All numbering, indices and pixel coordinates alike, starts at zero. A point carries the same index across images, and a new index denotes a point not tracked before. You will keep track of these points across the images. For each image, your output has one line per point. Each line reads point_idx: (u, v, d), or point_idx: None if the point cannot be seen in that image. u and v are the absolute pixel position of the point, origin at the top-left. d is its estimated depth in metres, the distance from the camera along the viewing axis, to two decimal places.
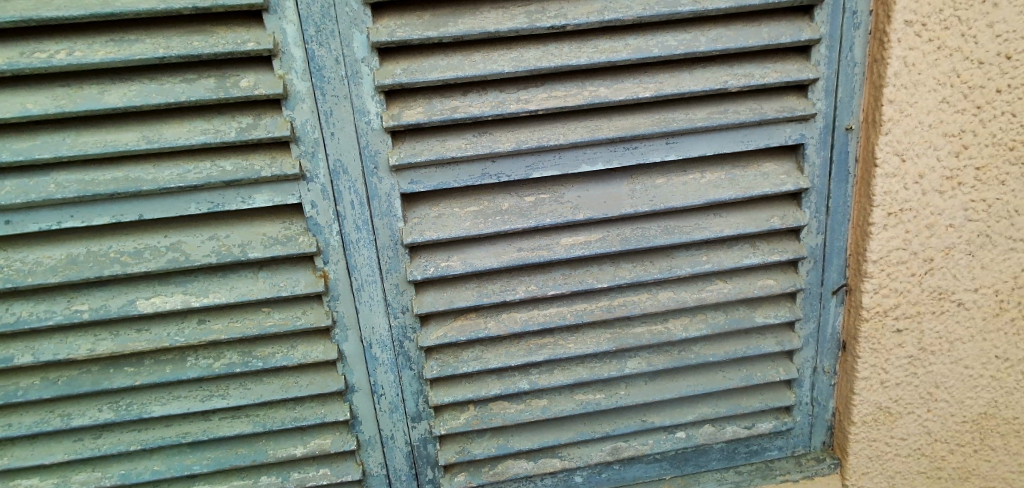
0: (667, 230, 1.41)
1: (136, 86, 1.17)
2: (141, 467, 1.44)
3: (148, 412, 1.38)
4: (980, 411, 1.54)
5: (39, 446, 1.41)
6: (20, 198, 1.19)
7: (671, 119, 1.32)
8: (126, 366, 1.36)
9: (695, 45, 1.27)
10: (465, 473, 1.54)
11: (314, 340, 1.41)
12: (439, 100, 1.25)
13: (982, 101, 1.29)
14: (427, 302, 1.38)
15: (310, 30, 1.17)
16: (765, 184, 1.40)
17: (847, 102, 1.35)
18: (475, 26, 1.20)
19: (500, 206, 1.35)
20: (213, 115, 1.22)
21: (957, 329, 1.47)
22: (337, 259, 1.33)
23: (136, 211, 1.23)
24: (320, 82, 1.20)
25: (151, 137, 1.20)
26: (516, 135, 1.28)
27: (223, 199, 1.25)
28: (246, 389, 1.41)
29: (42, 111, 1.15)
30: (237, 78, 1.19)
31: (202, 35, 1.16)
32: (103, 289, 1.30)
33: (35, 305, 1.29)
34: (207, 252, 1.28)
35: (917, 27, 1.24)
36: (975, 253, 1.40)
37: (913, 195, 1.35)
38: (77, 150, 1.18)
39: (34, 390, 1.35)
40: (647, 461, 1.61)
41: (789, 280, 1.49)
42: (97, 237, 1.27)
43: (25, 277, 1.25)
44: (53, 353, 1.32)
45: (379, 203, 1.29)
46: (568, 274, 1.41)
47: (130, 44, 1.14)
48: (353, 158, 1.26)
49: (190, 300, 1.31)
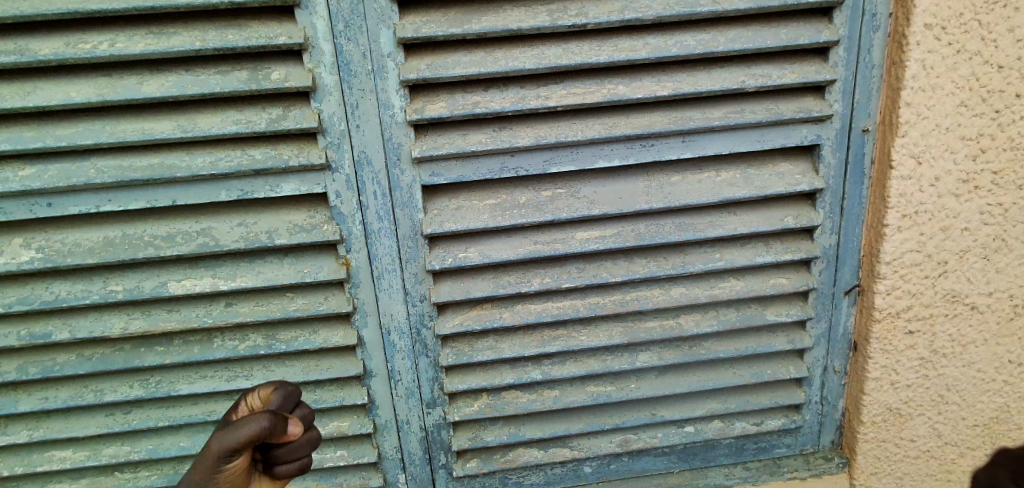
0: (681, 227, 1.43)
1: (173, 76, 1.22)
2: (168, 443, 1.51)
3: (176, 389, 1.45)
4: (992, 415, 1.55)
5: (73, 419, 1.49)
6: (61, 182, 1.25)
7: (688, 117, 1.35)
8: (156, 345, 1.42)
9: (713, 45, 1.29)
10: (477, 460, 1.59)
11: (335, 326, 1.46)
12: (460, 95, 1.29)
13: (1001, 105, 1.30)
14: (444, 292, 1.42)
15: (339, 26, 1.21)
16: (779, 183, 1.41)
17: (864, 104, 1.36)
18: (497, 23, 1.24)
19: (517, 200, 1.38)
20: (245, 106, 1.27)
21: (970, 332, 1.47)
22: (360, 247, 1.37)
23: (170, 197, 1.29)
24: (347, 77, 1.25)
25: (185, 126, 1.25)
26: (536, 130, 1.32)
27: (252, 187, 1.31)
28: (269, 370, 1.47)
29: (84, 99, 1.21)
30: (268, 71, 1.24)
31: (236, 29, 1.21)
32: (136, 271, 1.36)
33: (73, 284, 1.36)
34: (236, 238, 1.34)
35: (937, 31, 1.25)
36: (990, 257, 1.41)
37: (928, 198, 1.36)
38: (116, 137, 1.23)
39: (70, 365, 1.42)
40: (656, 454, 1.63)
41: (801, 279, 1.50)
42: (132, 221, 1.33)
43: (65, 258, 1.31)
44: (88, 331, 1.38)
45: (401, 194, 1.34)
46: (582, 268, 1.44)
47: (168, 36, 1.19)
48: (377, 151, 1.30)
49: (219, 283, 1.37)
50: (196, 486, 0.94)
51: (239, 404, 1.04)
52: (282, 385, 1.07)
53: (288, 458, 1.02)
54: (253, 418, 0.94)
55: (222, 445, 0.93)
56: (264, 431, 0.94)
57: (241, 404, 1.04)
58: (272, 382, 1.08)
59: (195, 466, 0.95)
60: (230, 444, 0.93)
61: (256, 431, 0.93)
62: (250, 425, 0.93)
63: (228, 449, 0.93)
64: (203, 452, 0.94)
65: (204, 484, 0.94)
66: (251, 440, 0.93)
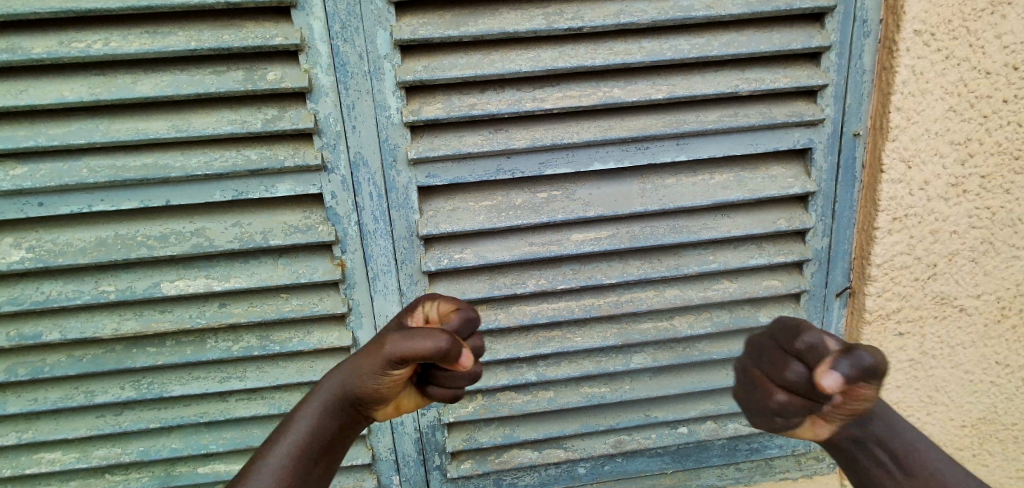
0: (675, 229, 1.44)
1: (168, 76, 1.22)
2: (160, 445, 1.50)
3: (168, 391, 1.44)
4: (979, 415, 1.59)
5: (62, 421, 1.47)
6: (53, 181, 1.24)
7: (683, 121, 1.36)
8: (148, 346, 1.41)
9: (708, 49, 1.31)
10: (472, 461, 1.59)
11: (329, 327, 1.46)
12: (457, 97, 1.30)
13: (989, 110, 1.32)
14: (439, 293, 1.42)
15: (336, 27, 1.21)
16: (772, 186, 1.43)
17: (855, 108, 1.38)
18: (494, 26, 1.24)
19: (513, 201, 1.38)
20: (240, 106, 1.27)
21: (958, 334, 1.50)
22: (355, 248, 1.37)
23: (164, 197, 1.28)
24: (343, 77, 1.25)
25: (180, 126, 1.25)
26: (532, 132, 1.33)
27: (247, 187, 1.30)
28: (262, 372, 1.46)
29: (78, 98, 1.20)
30: (264, 71, 1.24)
31: (232, 30, 1.21)
32: (129, 272, 1.35)
33: (65, 285, 1.35)
34: (230, 238, 1.33)
35: (926, 37, 1.27)
36: (979, 260, 1.43)
37: (918, 201, 1.38)
38: (109, 137, 1.23)
39: (60, 367, 1.40)
40: (650, 455, 1.64)
41: (793, 281, 1.52)
42: (124, 221, 1.32)
43: (56, 258, 1.30)
44: (79, 331, 1.37)
45: (397, 195, 1.34)
46: (577, 270, 1.45)
47: (163, 36, 1.19)
48: (373, 151, 1.30)
49: (212, 284, 1.36)
50: (359, 380, 0.94)
51: (417, 310, 0.99)
52: (466, 307, 0.99)
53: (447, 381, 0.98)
54: (428, 337, 0.89)
55: (394, 351, 0.90)
56: (440, 352, 0.88)
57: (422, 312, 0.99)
58: (459, 300, 1.00)
59: (362, 359, 0.95)
60: (400, 353, 0.90)
61: (427, 350, 0.88)
62: (427, 340, 0.89)
63: (398, 357, 0.90)
64: (376, 349, 0.93)
65: (365, 380, 0.94)
66: (425, 356, 0.89)
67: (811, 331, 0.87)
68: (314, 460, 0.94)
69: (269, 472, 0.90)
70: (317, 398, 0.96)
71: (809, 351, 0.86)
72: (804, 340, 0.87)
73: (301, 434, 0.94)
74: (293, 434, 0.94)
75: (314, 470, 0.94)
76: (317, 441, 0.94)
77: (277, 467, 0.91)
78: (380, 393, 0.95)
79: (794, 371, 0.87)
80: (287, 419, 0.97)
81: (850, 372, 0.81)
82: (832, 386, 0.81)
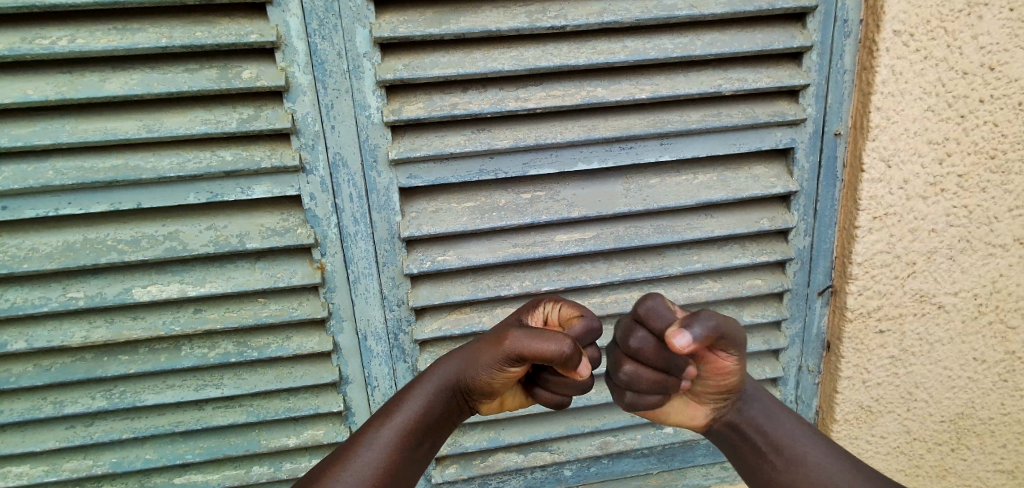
0: (660, 229, 1.44)
1: (138, 74, 1.17)
2: (133, 455, 1.45)
3: (141, 400, 1.39)
4: (958, 411, 1.61)
5: (30, 433, 1.41)
6: (17, 184, 1.19)
7: (667, 120, 1.35)
8: (120, 354, 1.36)
9: (691, 48, 1.30)
10: (457, 466, 1.56)
11: (309, 331, 1.42)
12: (438, 96, 1.27)
13: (966, 110, 1.33)
14: (422, 295, 1.39)
15: (313, 24, 1.18)
16: (754, 186, 1.43)
17: (836, 108, 1.39)
18: (476, 24, 1.22)
19: (496, 202, 1.37)
20: (214, 106, 1.23)
21: (937, 331, 1.52)
22: (335, 251, 1.34)
23: (135, 199, 1.24)
24: (321, 76, 1.22)
25: (151, 126, 1.20)
26: (514, 132, 1.31)
27: (222, 189, 1.26)
28: (240, 379, 1.43)
29: (42, 97, 1.15)
30: (239, 69, 1.20)
31: (205, 26, 1.17)
32: (98, 277, 1.30)
33: (30, 291, 1.29)
34: (205, 242, 1.29)
35: (906, 38, 1.28)
36: (956, 258, 1.45)
37: (897, 200, 1.39)
38: (76, 137, 1.18)
39: (26, 377, 1.35)
40: (635, 456, 1.64)
41: (776, 281, 1.52)
42: (94, 224, 1.27)
43: (21, 264, 1.25)
44: (46, 340, 1.32)
45: (377, 196, 1.31)
46: (561, 271, 1.44)
47: (132, 32, 1.14)
48: (353, 152, 1.27)
49: (186, 289, 1.32)
50: (478, 367, 1.05)
51: (540, 311, 1.11)
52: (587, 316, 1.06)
53: (556, 386, 1.08)
54: (552, 339, 0.97)
55: (516, 348, 1.00)
56: (561, 356, 0.95)
57: (541, 314, 1.10)
58: (583, 308, 1.09)
59: (481, 352, 1.05)
60: (522, 351, 0.99)
61: (546, 352, 0.96)
62: (551, 343, 0.96)
63: (519, 355, 1.00)
64: (496, 345, 1.03)
65: (482, 370, 1.05)
66: (546, 357, 0.97)
67: (657, 297, 0.99)
68: (414, 444, 1.04)
69: (382, 444, 1.02)
70: (425, 387, 1.08)
71: (650, 315, 0.98)
72: (645, 306, 0.99)
73: (407, 417, 1.05)
74: (405, 412, 1.05)
75: (421, 446, 1.05)
76: (419, 426, 1.05)
77: (380, 444, 1.01)
78: (492, 384, 1.06)
79: (637, 337, 1.01)
80: (402, 394, 1.09)
81: (699, 334, 0.89)
82: (684, 346, 0.88)
